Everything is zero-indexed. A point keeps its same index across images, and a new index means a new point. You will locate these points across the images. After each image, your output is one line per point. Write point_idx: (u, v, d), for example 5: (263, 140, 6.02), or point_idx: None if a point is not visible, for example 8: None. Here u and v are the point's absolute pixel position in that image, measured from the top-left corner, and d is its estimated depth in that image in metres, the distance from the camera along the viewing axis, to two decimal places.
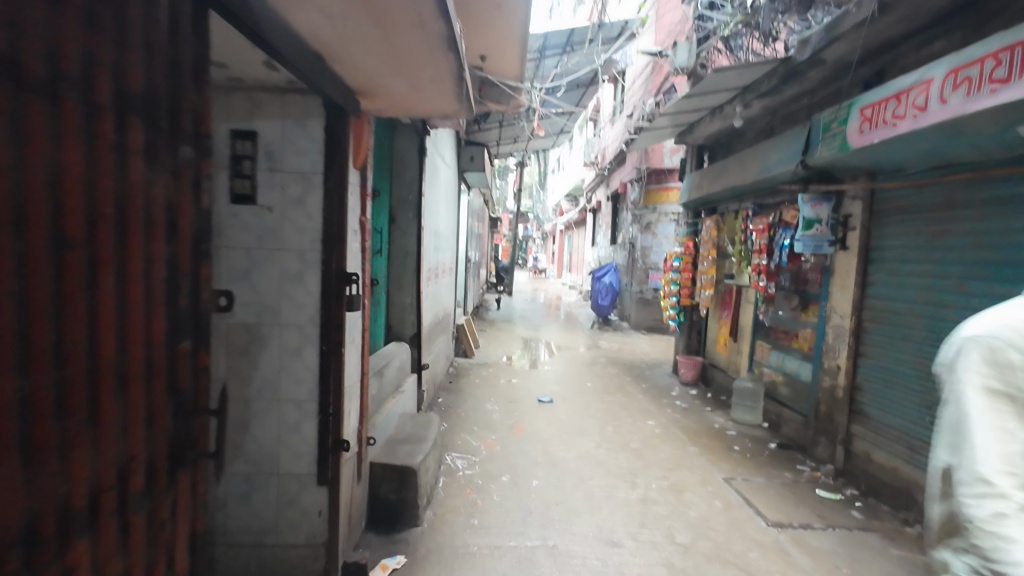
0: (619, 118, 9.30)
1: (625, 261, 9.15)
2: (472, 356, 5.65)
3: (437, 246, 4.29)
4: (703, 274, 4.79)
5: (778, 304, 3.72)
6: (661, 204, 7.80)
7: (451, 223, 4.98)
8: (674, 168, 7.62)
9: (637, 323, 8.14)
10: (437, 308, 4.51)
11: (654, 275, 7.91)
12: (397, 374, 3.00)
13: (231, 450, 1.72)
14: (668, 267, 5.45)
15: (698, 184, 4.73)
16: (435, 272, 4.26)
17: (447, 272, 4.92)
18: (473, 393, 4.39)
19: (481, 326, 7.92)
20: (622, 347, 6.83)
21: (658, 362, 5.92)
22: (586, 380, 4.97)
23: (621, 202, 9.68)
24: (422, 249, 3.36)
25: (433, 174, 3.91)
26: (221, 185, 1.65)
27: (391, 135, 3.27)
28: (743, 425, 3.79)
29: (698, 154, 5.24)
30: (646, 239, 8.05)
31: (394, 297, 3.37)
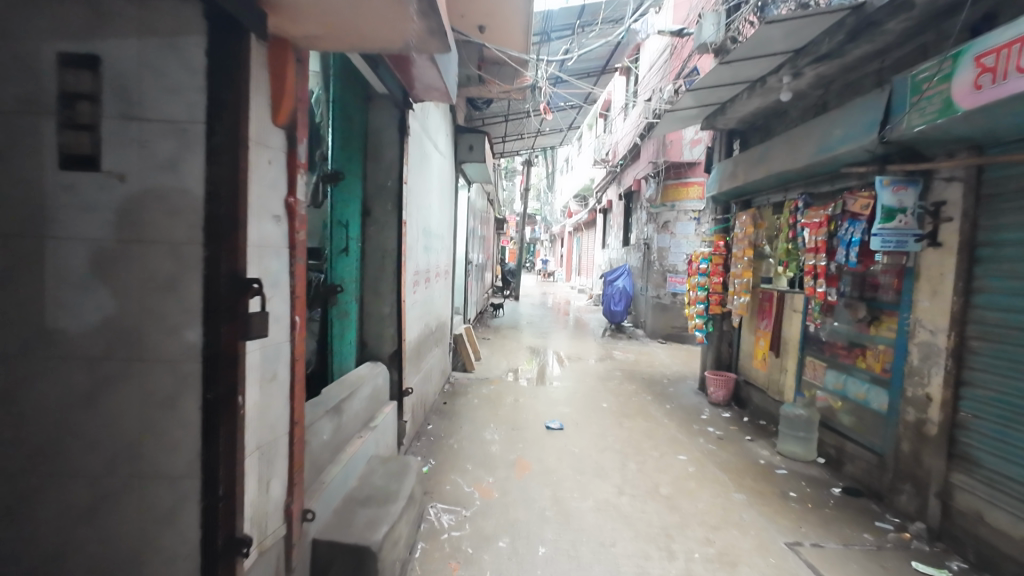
0: (633, 110, 8.68)
1: (640, 264, 8.49)
2: (472, 371, 5.03)
3: (428, 246, 3.68)
4: (737, 278, 4.13)
5: (840, 315, 3.06)
6: (680, 201, 7.15)
7: (446, 221, 4.37)
8: (695, 162, 6.97)
9: (653, 331, 7.49)
10: (429, 318, 3.89)
11: (673, 279, 7.25)
12: (369, 405, 2.39)
13: (70, 554, 1.11)
14: (693, 270, 4.80)
15: (732, 173, 4.07)
16: (425, 277, 3.65)
17: (441, 277, 4.30)
18: (470, 417, 3.77)
19: (484, 334, 7.31)
20: (639, 359, 6.18)
21: (681, 377, 5.25)
22: (602, 399, 4.33)
23: (635, 200, 9.04)
24: (403, 248, 2.76)
25: (421, 160, 3.30)
26: (46, 141, 1.06)
27: (364, 110, 2.68)
28: (795, 461, 3.12)
29: (728, 142, 4.59)
30: (664, 239, 7.40)
31: (371, 307, 2.77)
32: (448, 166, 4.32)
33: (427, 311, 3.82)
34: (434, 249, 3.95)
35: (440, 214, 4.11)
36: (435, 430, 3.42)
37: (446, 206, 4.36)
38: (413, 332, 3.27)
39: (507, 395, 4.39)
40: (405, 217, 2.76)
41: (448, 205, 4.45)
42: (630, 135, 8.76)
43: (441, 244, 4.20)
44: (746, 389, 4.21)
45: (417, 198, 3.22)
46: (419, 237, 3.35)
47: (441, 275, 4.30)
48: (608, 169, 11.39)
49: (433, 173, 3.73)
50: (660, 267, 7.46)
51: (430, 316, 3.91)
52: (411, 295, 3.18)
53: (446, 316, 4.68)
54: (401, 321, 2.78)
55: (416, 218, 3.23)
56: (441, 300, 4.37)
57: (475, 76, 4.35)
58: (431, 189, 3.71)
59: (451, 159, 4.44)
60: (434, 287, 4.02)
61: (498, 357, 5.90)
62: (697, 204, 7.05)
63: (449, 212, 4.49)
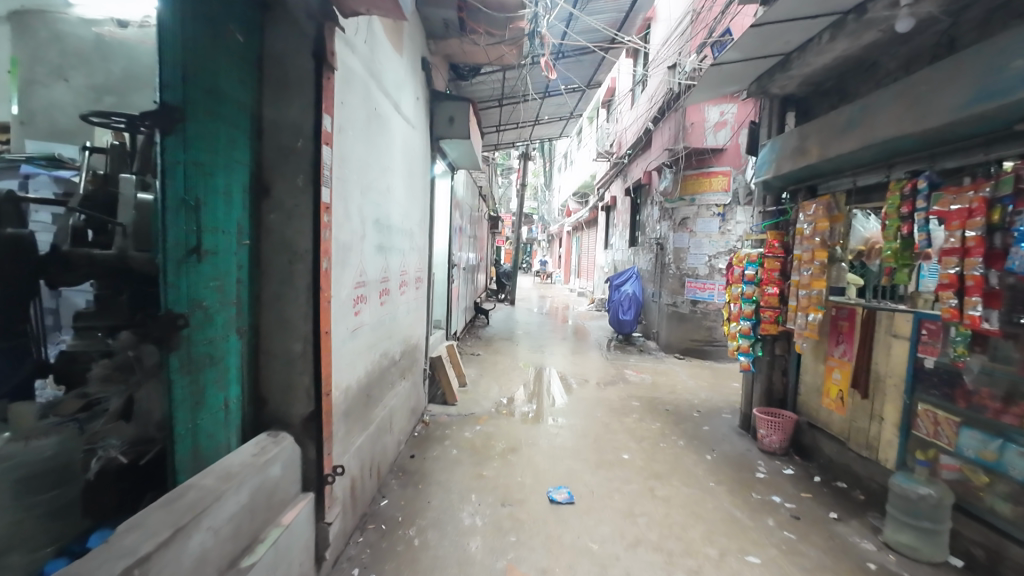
0: (643, 93, 7.65)
1: (652, 267, 7.51)
2: (452, 403, 4.01)
3: (384, 247, 2.64)
4: (800, 288, 3.10)
5: (999, 352, 2.04)
6: (700, 194, 6.16)
7: (416, 215, 3.34)
8: (720, 148, 5.95)
9: (670, 343, 6.54)
10: (390, 348, 2.85)
11: (692, 284, 6.27)
12: (244, 526, 1.36)
13: None
14: (731, 277, 3.77)
15: (795, 150, 3.06)
16: (380, 290, 2.61)
17: (409, 289, 3.25)
18: (444, 481, 2.74)
19: (473, 349, 6.30)
20: (657, 381, 5.16)
21: (715, 410, 4.23)
22: (622, 448, 3.30)
23: (644, 195, 8.04)
24: (323, 250, 1.73)
25: (367, 122, 2.27)
26: None
27: (255, 28, 1.66)
28: (920, 566, 2.10)
29: (782, 113, 3.56)
30: (682, 238, 6.39)
31: (273, 341, 1.74)
32: (418, 142, 3.29)
33: (386, 337, 2.77)
34: (397, 251, 2.92)
35: (406, 204, 3.08)
36: (390, 510, 2.39)
37: (417, 195, 3.33)
38: (356, 371, 2.23)
39: (497, 440, 3.36)
40: (326, 200, 1.73)
41: (420, 195, 3.42)
42: (639, 122, 7.73)
43: (408, 245, 3.16)
44: (813, 436, 3.18)
45: (360, 177, 2.19)
46: (367, 236, 2.32)
47: (409, 285, 3.25)
48: (612, 162, 10.37)
49: (391, 147, 2.70)
50: (677, 272, 6.48)
51: (392, 342, 2.87)
52: (351, 318, 2.15)
53: (421, 338, 3.64)
54: (321, 365, 1.74)
55: (359, 205, 2.19)
56: (411, 320, 3.33)
57: (455, 22, 3.28)
58: (389, 168, 2.68)
59: (423, 133, 3.41)
60: (397, 302, 2.98)
61: (487, 382, 4.85)
62: (722, 196, 6.04)
63: (421, 203, 3.46)
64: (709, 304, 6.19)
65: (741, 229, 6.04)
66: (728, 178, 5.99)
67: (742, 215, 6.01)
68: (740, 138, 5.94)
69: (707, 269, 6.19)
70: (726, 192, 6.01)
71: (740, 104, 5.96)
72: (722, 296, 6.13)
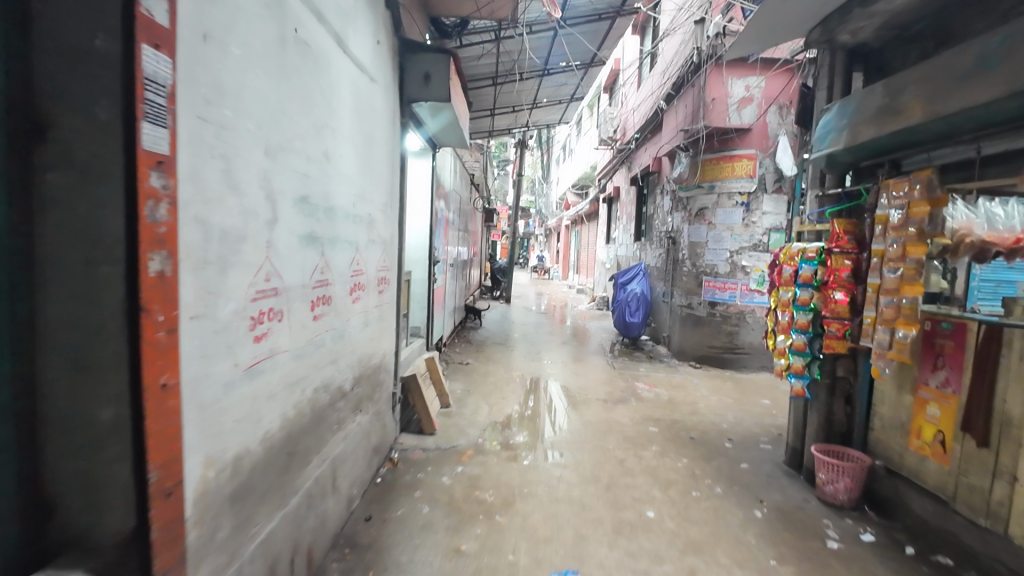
0: (653, 70, 6.87)
1: (662, 264, 6.76)
2: (430, 432, 3.24)
3: (320, 237, 1.86)
4: (883, 294, 2.35)
5: None
6: (721, 181, 5.39)
7: (377, 198, 2.57)
8: (744, 127, 5.18)
9: (683, 350, 5.86)
10: (334, 378, 2.09)
11: (711, 284, 5.52)
12: None
13: None
14: (776, 278, 3.02)
15: (880, 110, 2.30)
16: (312, 298, 1.83)
17: (367, 294, 2.47)
18: (407, 562, 1.97)
19: (462, 357, 5.53)
20: (675, 398, 4.41)
21: (750, 440, 3.47)
22: (645, 501, 2.54)
23: (654, 185, 7.28)
24: (147, 239, 0.96)
25: (278, 44, 1.48)
26: None
27: None
28: None
29: (848, 70, 2.80)
30: (699, 231, 5.64)
31: (58, 408, 0.92)
32: (379, 101, 2.51)
33: (328, 362, 2.01)
34: (345, 243, 2.14)
35: (360, 180, 2.31)
36: None
37: (378, 171, 2.55)
38: (259, 424, 1.46)
39: (482, 489, 2.60)
40: (154, 150, 0.97)
41: (383, 170, 2.64)
42: (649, 102, 6.95)
43: (364, 236, 2.39)
44: (892, 487, 2.45)
45: (260, 127, 1.40)
46: (281, 219, 1.55)
47: (368, 288, 2.48)
48: (616, 151, 9.55)
49: (330, 97, 1.92)
50: (692, 269, 5.73)
51: (337, 368, 2.11)
52: (248, 348, 1.38)
53: (389, 354, 2.88)
54: (148, 445, 0.99)
55: (260, 171, 1.41)
56: (372, 334, 2.57)
57: None
58: (328, 126, 1.91)
59: (387, 91, 2.63)
60: (347, 312, 2.21)
61: (475, 401, 4.07)
62: (746, 183, 5.28)
63: (385, 183, 2.69)
64: (730, 306, 5.43)
65: (768, 221, 5.28)
66: (753, 162, 5.24)
67: (769, 205, 5.26)
68: (768, 116, 5.18)
69: (728, 267, 5.43)
70: (751, 178, 5.25)
71: (766, 77, 5.15)
72: (744, 298, 5.37)
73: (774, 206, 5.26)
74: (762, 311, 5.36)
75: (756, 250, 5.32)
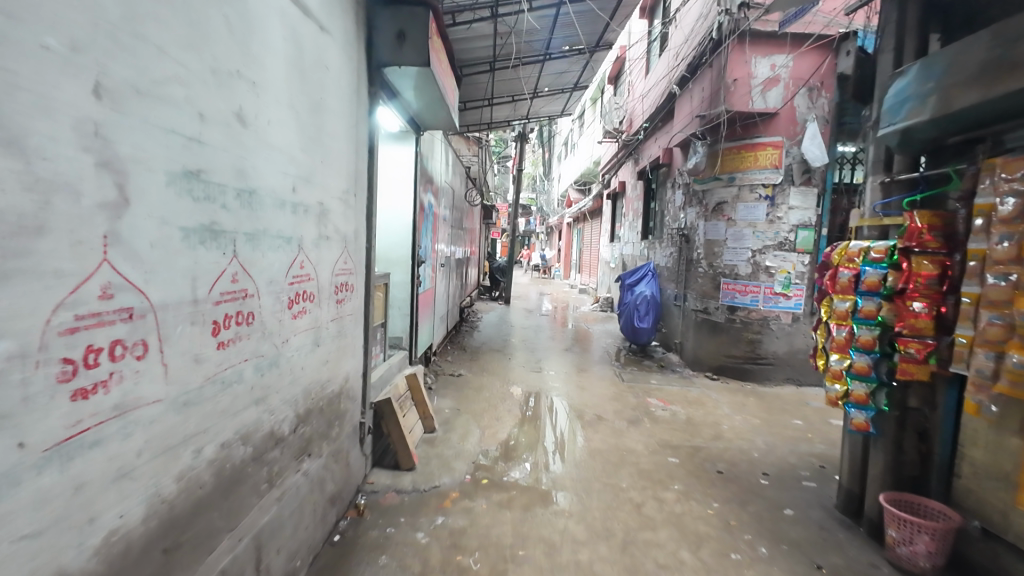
0: (664, 53, 6.31)
1: (673, 264, 6.23)
2: (409, 468, 2.70)
3: (227, 231, 1.32)
4: (986, 307, 1.81)
5: None
6: (742, 172, 4.84)
7: (331, 183, 2.02)
8: (769, 112, 4.62)
9: (698, 359, 5.33)
10: (260, 423, 1.54)
11: (730, 287, 4.97)
12: None
13: None
14: (828, 284, 2.49)
15: (987, 66, 1.75)
16: (215, 318, 1.29)
17: (317, 305, 1.93)
18: None
19: (454, 367, 5.01)
20: (694, 418, 3.88)
21: (789, 475, 2.93)
22: (672, 569, 2.00)
23: (665, 179, 6.73)
24: None
25: None
26: None
27: None
28: None
29: (924, 26, 2.25)
30: (717, 228, 5.10)
31: None
32: (332, 57, 1.96)
33: (246, 403, 1.46)
34: (276, 240, 1.59)
35: (302, 157, 1.76)
36: None
37: (332, 149, 2.00)
38: (88, 528, 0.92)
39: (467, 551, 2.07)
40: None
41: (341, 148, 2.09)
42: (659, 88, 6.39)
43: (310, 231, 1.84)
44: (991, 556, 1.91)
45: (78, 50, 0.86)
46: (137, 202, 1.00)
47: (318, 297, 1.93)
48: (621, 143, 8.96)
49: (246, 36, 1.37)
50: (709, 270, 5.20)
51: (265, 409, 1.56)
52: (52, 415, 0.84)
53: (354, 378, 2.33)
54: None
55: (79, 122, 0.87)
56: (325, 355, 2.02)
57: None
58: (242, 76, 1.36)
59: (345, 48, 2.07)
60: (283, 331, 1.66)
61: (465, 422, 3.53)
62: (771, 173, 4.71)
63: (344, 165, 2.14)
64: (751, 312, 4.88)
65: (795, 217, 4.73)
66: (779, 150, 4.67)
67: (796, 199, 4.70)
68: (796, 100, 4.62)
69: (750, 268, 4.87)
70: (776, 169, 4.69)
71: (795, 55, 4.59)
72: (767, 303, 4.83)
73: (802, 200, 4.71)
74: (788, 317, 4.81)
75: (782, 249, 4.77)
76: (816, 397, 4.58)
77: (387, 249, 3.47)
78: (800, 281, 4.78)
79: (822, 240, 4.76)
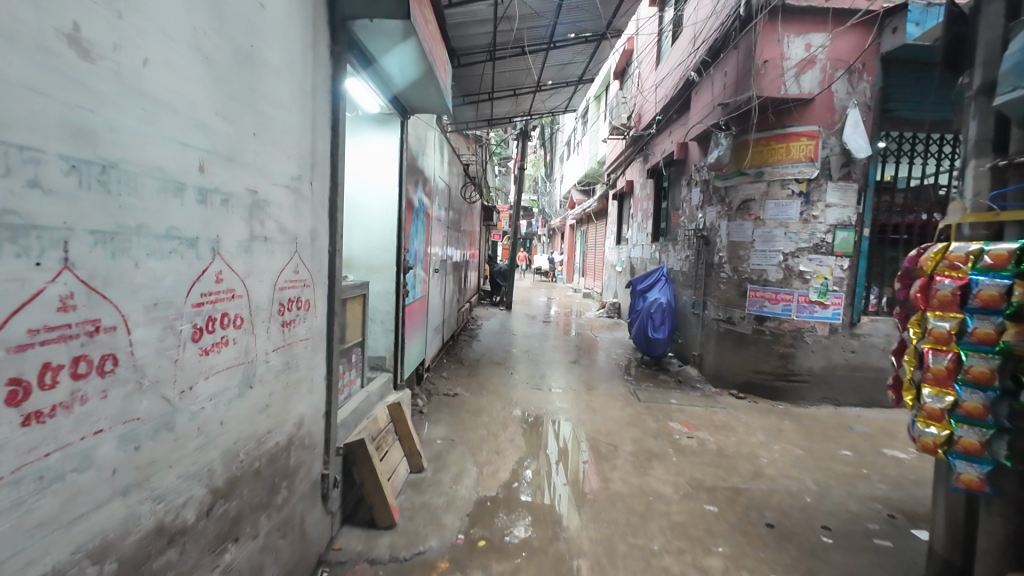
0: (680, 39, 5.80)
1: (690, 268, 5.71)
2: (388, 526, 2.16)
3: (42, 228, 0.80)
4: None
5: None
6: (772, 166, 4.31)
7: (272, 165, 1.49)
8: (804, 97, 4.09)
9: (722, 374, 4.79)
10: (133, 522, 1.01)
11: (759, 294, 4.44)
12: None
13: None
14: (916, 296, 1.95)
15: None
16: (13, 374, 0.77)
17: (248, 332, 1.40)
18: None
19: (449, 384, 4.50)
20: (726, 449, 3.34)
21: (855, 530, 2.38)
22: None
23: (679, 176, 6.21)
24: None
25: None
26: None
27: None
28: None
29: None
30: (743, 229, 4.57)
31: None
32: None
33: (103, 498, 0.93)
34: (166, 242, 1.07)
35: (219, 124, 1.23)
36: None
37: (273, 118, 1.48)
38: None
39: None
40: None
41: (288, 119, 1.56)
42: (675, 76, 5.87)
43: (234, 229, 1.32)
44: None
45: None
46: None
47: (249, 322, 1.40)
48: (629, 139, 8.41)
49: None
50: (733, 275, 4.68)
51: (143, 500, 1.03)
52: None
53: (311, 421, 1.80)
54: None
55: None
56: (262, 400, 1.48)
57: None
58: None
59: None
60: (182, 376, 1.13)
61: (460, 457, 2.99)
62: (806, 167, 4.18)
63: (293, 143, 1.61)
64: (783, 323, 4.34)
65: (833, 216, 4.20)
66: (816, 141, 4.14)
67: (834, 195, 4.18)
68: (835, 84, 4.09)
69: (781, 274, 4.33)
70: (812, 162, 4.16)
71: (833, 34, 4.07)
72: (801, 313, 4.29)
73: (841, 196, 4.18)
74: (825, 329, 4.27)
75: (818, 252, 4.23)
76: (859, 420, 4.04)
77: (366, 252, 2.95)
78: (838, 288, 4.24)
79: (863, 242, 4.23)
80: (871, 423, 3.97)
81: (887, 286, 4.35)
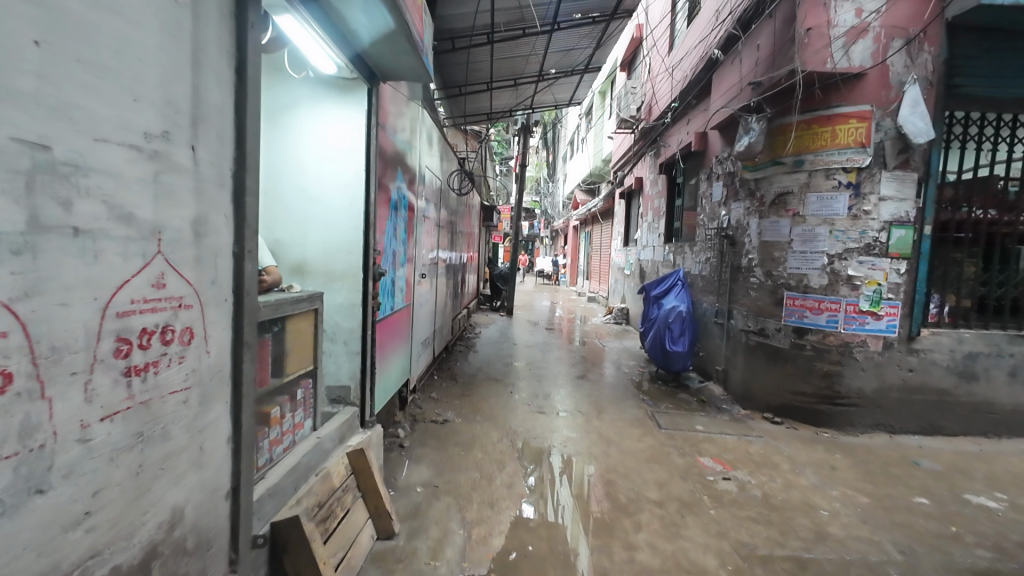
0: (700, 16, 5.20)
1: (711, 272, 5.08)
2: None
3: None
4: None
5: None
6: (815, 153, 3.69)
7: (94, 108, 0.88)
8: (853, 71, 3.47)
9: (752, 395, 4.17)
10: None
11: (798, 303, 3.83)
12: None
13: None
14: None
15: None
16: None
17: (30, 397, 0.78)
18: None
19: (438, 408, 3.88)
20: (774, 495, 2.72)
21: None
22: None
23: (697, 170, 5.60)
24: None
25: None
26: None
27: None
28: None
29: None
30: (778, 227, 3.95)
31: None
32: None
33: None
34: None
35: None
36: None
37: (94, 26, 0.86)
38: None
39: None
40: None
41: (135, 38, 0.95)
42: (694, 58, 5.27)
43: None
44: None
45: None
46: None
47: (29, 381, 0.78)
48: (639, 132, 7.81)
49: None
50: (766, 280, 4.06)
51: None
52: None
53: (197, 511, 1.18)
54: None
55: None
56: (76, 507, 0.87)
57: None
58: None
59: None
60: None
61: (442, 513, 2.36)
62: (855, 153, 3.55)
63: (149, 79, 0.99)
64: (827, 336, 3.71)
65: (887, 211, 3.57)
66: (867, 123, 3.51)
67: (889, 187, 3.55)
68: (890, 55, 3.47)
69: (824, 279, 3.71)
70: (863, 148, 3.53)
71: None
72: (849, 325, 3.66)
73: (897, 188, 3.55)
74: (877, 344, 3.65)
75: (870, 254, 3.60)
76: (923, 453, 3.40)
77: (324, 254, 2.34)
78: (893, 295, 3.61)
79: (922, 241, 3.60)
80: (938, 457, 3.33)
81: (950, 293, 3.73)
